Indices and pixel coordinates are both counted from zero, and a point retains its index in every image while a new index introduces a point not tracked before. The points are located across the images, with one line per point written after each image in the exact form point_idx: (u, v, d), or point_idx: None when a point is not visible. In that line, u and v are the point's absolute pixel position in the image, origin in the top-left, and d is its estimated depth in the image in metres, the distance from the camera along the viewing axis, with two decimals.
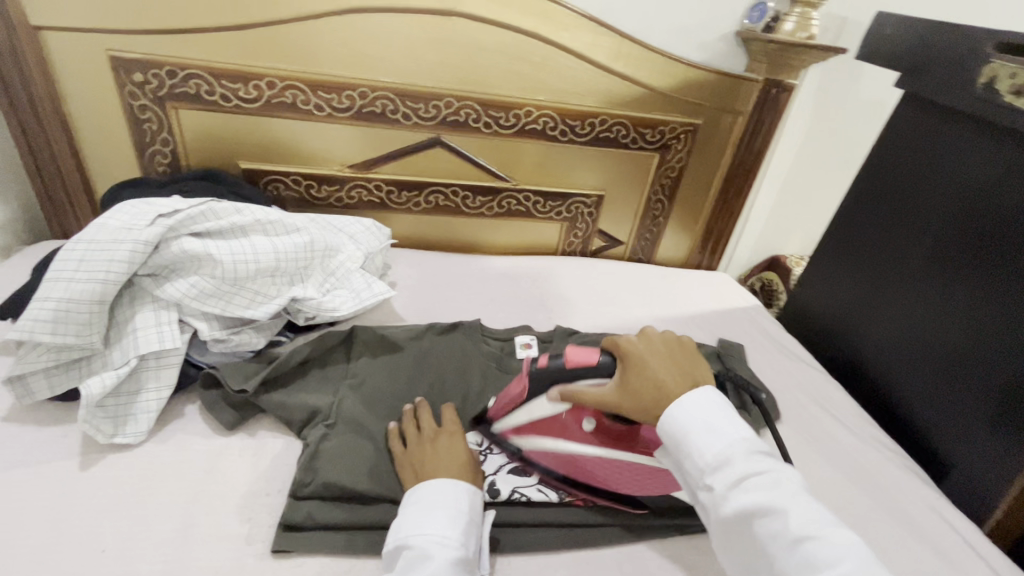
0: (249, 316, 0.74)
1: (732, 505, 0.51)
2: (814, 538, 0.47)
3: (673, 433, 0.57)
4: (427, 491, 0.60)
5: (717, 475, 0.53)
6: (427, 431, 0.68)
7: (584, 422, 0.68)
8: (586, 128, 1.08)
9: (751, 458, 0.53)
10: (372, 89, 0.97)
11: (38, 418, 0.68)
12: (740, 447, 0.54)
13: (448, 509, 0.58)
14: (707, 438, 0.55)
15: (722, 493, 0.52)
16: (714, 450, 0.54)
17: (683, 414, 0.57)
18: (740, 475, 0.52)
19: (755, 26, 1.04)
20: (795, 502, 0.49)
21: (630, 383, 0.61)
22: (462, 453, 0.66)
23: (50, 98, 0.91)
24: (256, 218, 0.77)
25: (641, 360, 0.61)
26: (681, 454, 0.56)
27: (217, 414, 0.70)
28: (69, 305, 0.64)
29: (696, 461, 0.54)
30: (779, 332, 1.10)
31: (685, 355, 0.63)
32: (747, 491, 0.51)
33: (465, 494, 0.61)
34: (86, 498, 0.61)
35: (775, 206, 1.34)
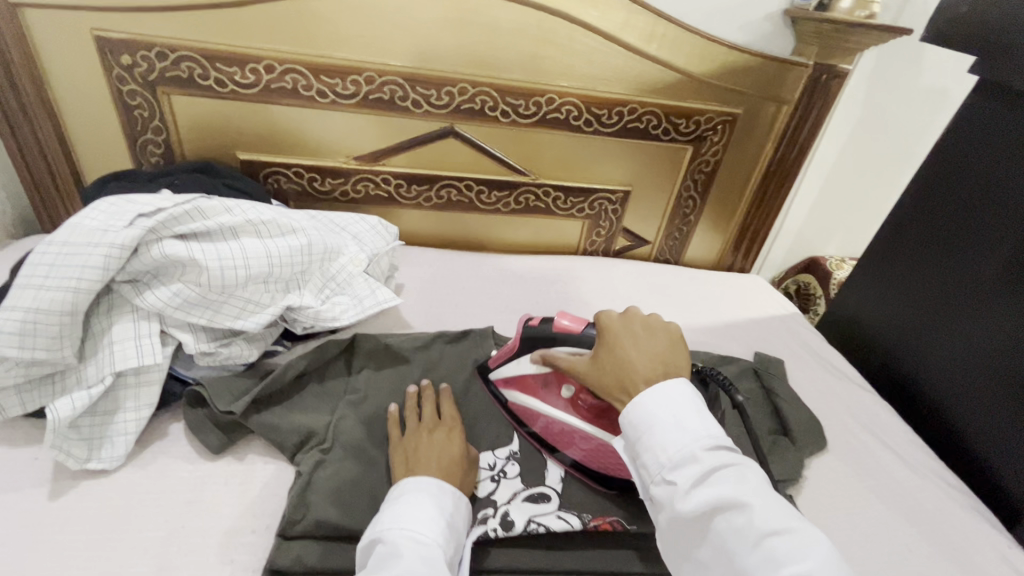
0: (238, 327, 0.67)
1: (693, 502, 0.45)
2: (780, 534, 0.43)
3: (636, 424, 0.51)
4: (407, 486, 0.57)
5: (680, 471, 0.47)
6: (426, 421, 0.66)
7: (564, 389, 0.68)
8: (613, 118, 0.98)
9: (715, 451, 0.48)
10: (380, 73, 0.89)
11: (8, 438, 0.62)
12: (704, 439, 0.48)
13: (429, 508, 0.55)
14: (670, 430, 0.49)
15: (683, 490, 0.46)
16: (678, 443, 0.49)
17: (648, 404, 0.51)
18: (706, 469, 0.47)
19: (808, 4, 0.92)
20: (760, 497, 0.45)
21: (601, 360, 0.58)
22: (456, 447, 0.63)
23: (32, 82, 0.84)
24: (247, 218, 0.69)
25: (617, 339, 0.58)
26: (642, 448, 0.50)
27: (202, 436, 0.63)
28: (37, 317, 0.58)
29: (658, 456, 0.49)
30: (822, 345, 1.01)
31: (672, 347, 0.57)
32: (713, 486, 0.46)
33: (450, 496, 0.57)
34: (53, 534, 0.54)
35: (817, 204, 1.23)
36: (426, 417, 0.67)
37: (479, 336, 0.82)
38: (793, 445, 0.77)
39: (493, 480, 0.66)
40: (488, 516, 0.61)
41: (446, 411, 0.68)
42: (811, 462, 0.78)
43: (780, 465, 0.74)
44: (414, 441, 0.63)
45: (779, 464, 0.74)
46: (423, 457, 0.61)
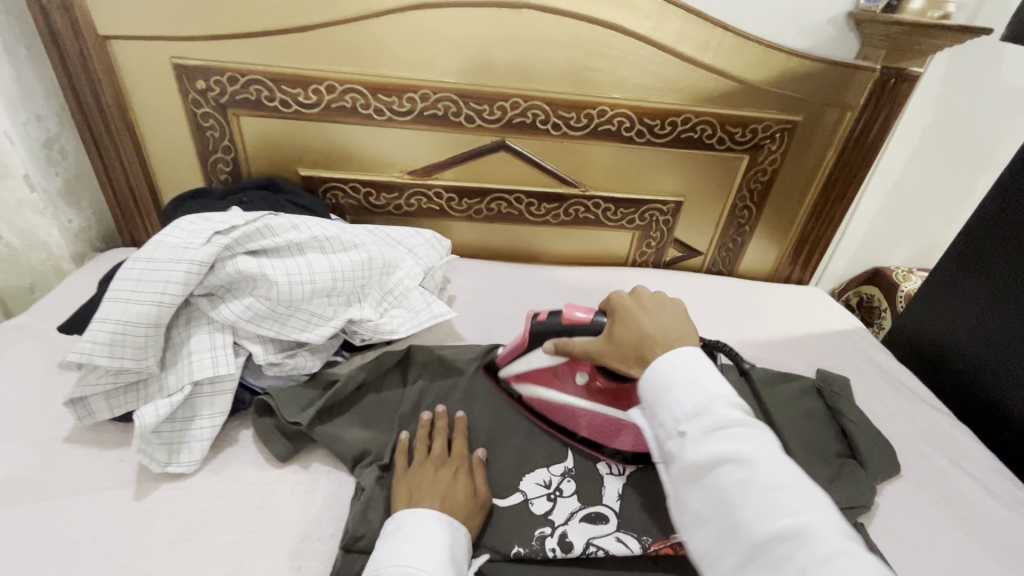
0: (304, 338, 0.70)
1: (703, 452, 0.45)
2: (781, 489, 0.42)
3: (654, 382, 0.51)
4: (406, 519, 0.56)
5: (693, 422, 0.47)
6: (434, 456, 0.65)
7: (578, 376, 0.68)
8: (666, 128, 0.97)
9: (733, 411, 0.47)
10: (434, 90, 0.91)
11: (97, 440, 0.66)
12: (720, 397, 0.48)
13: (430, 542, 0.54)
14: (687, 387, 0.49)
15: (695, 440, 0.46)
16: (694, 399, 0.48)
17: (667, 365, 0.51)
18: (719, 424, 0.46)
19: (874, 6, 0.89)
20: (768, 457, 0.44)
21: (616, 336, 0.58)
22: (461, 485, 0.62)
23: (119, 108, 0.91)
24: (313, 234, 0.72)
25: (626, 312, 0.59)
26: (658, 402, 0.50)
27: (270, 445, 0.66)
28: (125, 329, 0.62)
29: (673, 409, 0.48)
30: (889, 363, 0.96)
31: (680, 315, 0.59)
32: (723, 441, 0.45)
33: (449, 525, 0.56)
34: (139, 533, 0.58)
35: (881, 213, 1.17)
36: (432, 452, 0.66)
37: None
38: (863, 470, 0.73)
39: (550, 499, 0.66)
40: (545, 536, 0.62)
41: (456, 446, 0.67)
42: (883, 489, 0.74)
43: (847, 493, 0.70)
44: (418, 475, 0.62)
45: (846, 491, 0.70)
46: (427, 492, 0.60)
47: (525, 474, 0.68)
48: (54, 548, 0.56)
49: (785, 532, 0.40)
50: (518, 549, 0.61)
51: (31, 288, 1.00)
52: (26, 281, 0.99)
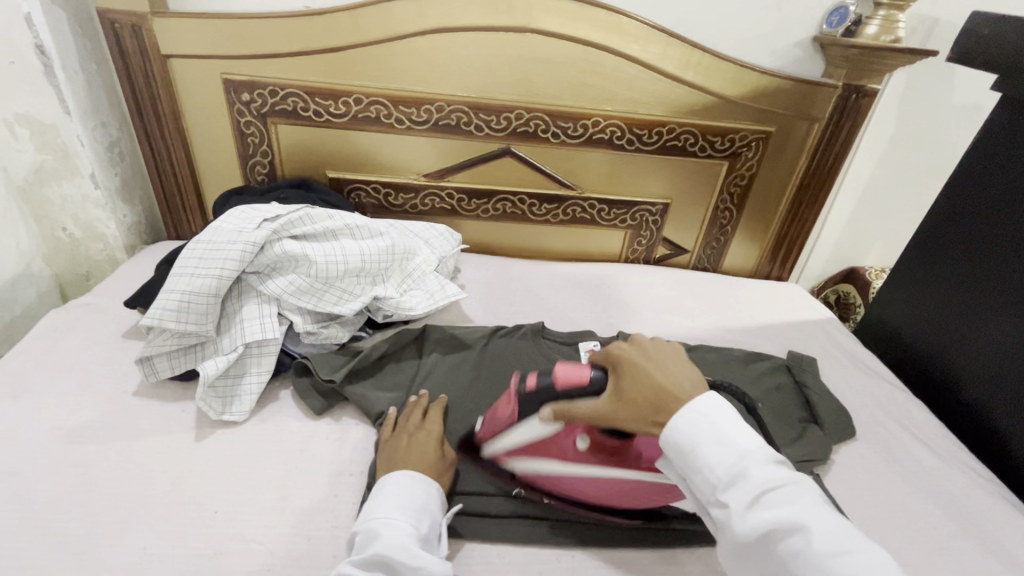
0: (337, 311, 0.81)
1: (751, 524, 0.49)
2: (838, 553, 0.47)
3: (679, 446, 0.56)
4: (383, 483, 0.65)
5: (733, 492, 0.51)
6: (410, 422, 0.74)
7: (577, 441, 0.65)
8: (653, 137, 1.09)
9: (767, 468, 0.52)
10: (448, 103, 1.04)
11: (160, 394, 0.77)
12: (753, 459, 0.52)
13: (405, 496, 0.63)
14: (717, 451, 0.53)
15: (740, 512, 0.50)
16: (726, 464, 0.52)
17: (687, 426, 0.55)
18: (758, 489, 0.51)
19: (835, 31, 1.00)
20: (813, 515, 0.49)
21: (627, 394, 0.59)
22: (432, 450, 0.70)
23: (174, 117, 1.04)
24: (345, 223, 0.85)
25: (638, 365, 0.60)
26: (691, 468, 0.54)
27: (306, 400, 0.77)
28: (190, 297, 0.73)
29: (708, 478, 0.53)
30: (855, 347, 1.06)
31: (681, 362, 0.62)
32: (769, 508, 0.50)
33: (422, 482, 0.65)
34: (201, 466, 0.69)
35: (852, 216, 1.29)
36: (410, 420, 0.74)
37: (529, 331, 0.94)
38: (822, 432, 0.83)
39: None
40: None
41: (429, 415, 0.75)
42: (840, 448, 0.84)
43: (808, 449, 0.80)
44: (397, 440, 0.71)
45: (806, 446, 0.80)
46: (401, 457, 0.68)
47: None
48: (132, 475, 0.67)
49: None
50: (518, 489, 0.71)
51: (87, 275, 1.13)
52: (83, 269, 1.11)
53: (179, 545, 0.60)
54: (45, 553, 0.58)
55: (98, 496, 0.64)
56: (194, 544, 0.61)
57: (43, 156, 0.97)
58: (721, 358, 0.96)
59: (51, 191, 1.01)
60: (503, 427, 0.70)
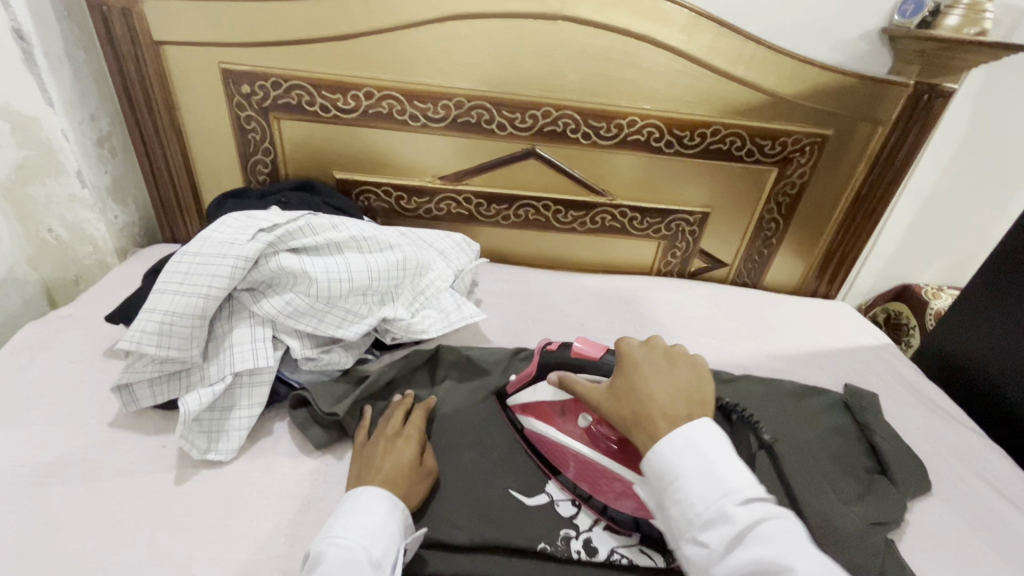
0: (339, 335, 0.72)
1: (730, 567, 0.43)
2: None
3: (659, 473, 0.50)
4: (348, 497, 0.59)
5: (712, 531, 0.46)
6: (389, 426, 0.67)
7: (581, 418, 0.65)
8: (695, 139, 0.98)
9: (751, 507, 0.46)
10: (468, 98, 0.93)
11: (140, 426, 0.68)
12: (733, 495, 0.47)
13: (364, 514, 0.56)
14: (699, 484, 0.48)
15: (717, 553, 0.45)
16: (706, 499, 0.47)
17: (667, 452, 0.50)
18: (739, 530, 0.45)
19: (909, 21, 0.89)
20: (802, 561, 0.42)
21: (616, 390, 0.57)
22: (409, 456, 0.63)
23: (168, 109, 0.95)
24: (350, 234, 0.75)
25: (638, 366, 0.57)
26: (670, 500, 0.49)
27: (307, 431, 0.68)
28: (173, 319, 0.64)
29: (687, 512, 0.47)
30: (919, 379, 0.95)
31: (695, 379, 0.56)
32: (750, 547, 0.44)
33: (386, 500, 0.57)
34: (179, 515, 0.60)
35: (910, 230, 1.16)
36: (389, 426, 0.67)
37: None
38: (893, 486, 0.72)
39: (574, 503, 0.66)
40: (570, 538, 0.62)
41: (410, 421, 0.68)
42: (913, 506, 0.73)
43: (875, 508, 0.69)
44: (371, 447, 0.64)
45: (874, 507, 0.69)
46: (373, 466, 0.62)
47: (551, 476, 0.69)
48: (99, 526, 0.58)
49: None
50: (543, 545, 0.61)
51: (76, 280, 1.04)
52: (72, 274, 1.03)
53: None
54: None
55: (57, 553, 0.55)
56: None
57: (25, 151, 0.89)
58: (770, 391, 0.85)
59: (34, 190, 0.93)
60: (522, 384, 0.71)
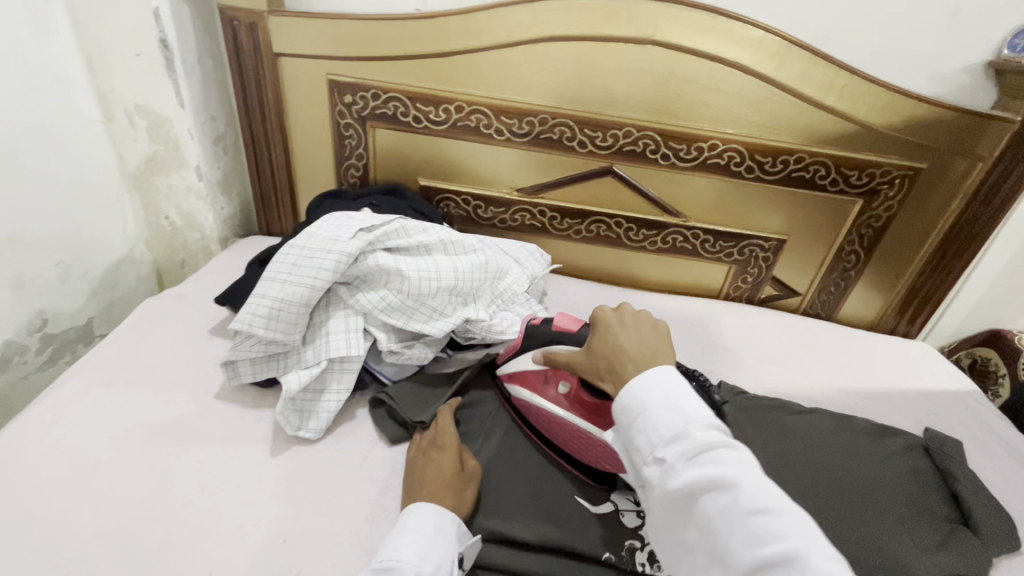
0: (425, 331, 0.77)
1: (682, 481, 0.47)
2: (765, 511, 0.43)
3: (629, 409, 0.53)
4: (401, 518, 0.60)
5: (669, 450, 0.48)
6: (424, 441, 0.69)
7: (560, 386, 0.70)
8: (777, 166, 0.97)
9: (713, 433, 0.49)
10: (553, 115, 0.97)
11: (240, 399, 0.75)
12: (695, 421, 0.49)
13: (414, 534, 0.57)
14: (662, 413, 0.51)
15: (673, 471, 0.48)
16: (666, 425, 0.50)
17: (641, 390, 0.53)
18: (696, 450, 0.47)
19: (1019, 56, 0.85)
20: (751, 479, 0.45)
21: (593, 349, 0.61)
22: (448, 464, 0.65)
23: (278, 113, 1.04)
24: (440, 238, 0.81)
25: (608, 327, 0.61)
26: (636, 430, 0.52)
27: (384, 427, 0.73)
28: (281, 306, 0.71)
29: (649, 437, 0.50)
30: (1008, 431, 0.90)
31: (659, 333, 0.60)
32: (704, 465, 0.46)
33: (432, 515, 0.59)
34: (273, 484, 0.65)
35: (1005, 273, 1.09)
36: (425, 437, 0.70)
37: None
38: (976, 539, 0.69)
39: (639, 515, 0.67)
40: (635, 549, 0.64)
41: (440, 428, 0.70)
42: (998, 562, 0.69)
43: (958, 562, 0.66)
44: (413, 461, 0.67)
45: (956, 557, 0.67)
46: (419, 480, 0.64)
47: (617, 487, 0.70)
48: (206, 486, 0.64)
49: (771, 557, 0.41)
50: (609, 555, 0.63)
51: (183, 262, 1.15)
52: (179, 257, 1.14)
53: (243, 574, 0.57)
54: (116, 563, 0.56)
55: (170, 505, 0.62)
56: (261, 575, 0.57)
57: (156, 146, 1.00)
58: (845, 429, 0.82)
59: (158, 180, 1.04)
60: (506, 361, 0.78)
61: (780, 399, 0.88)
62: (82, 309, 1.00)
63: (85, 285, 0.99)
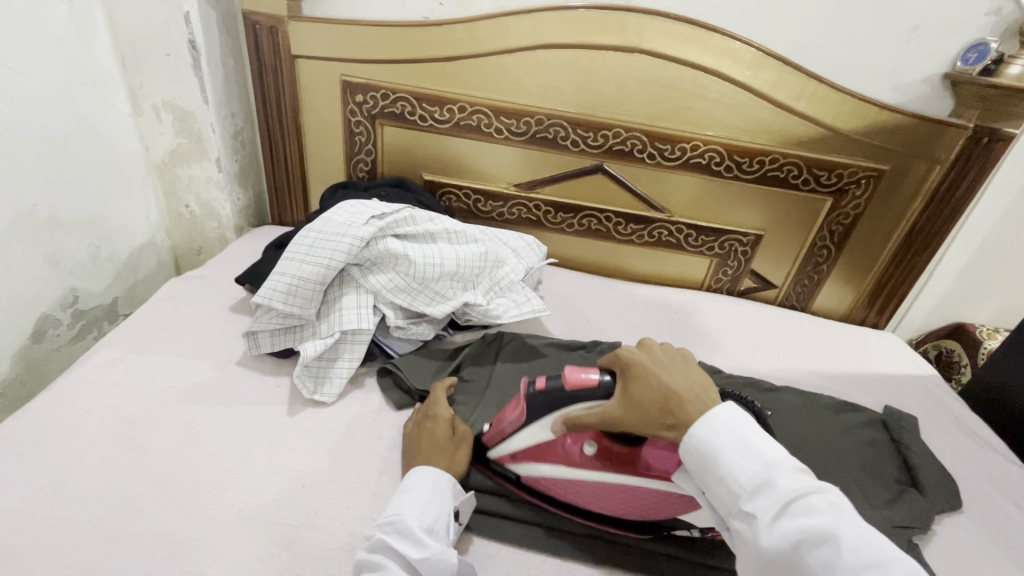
0: (429, 311, 0.85)
1: (778, 535, 0.48)
2: (873, 564, 0.44)
3: (703, 456, 0.54)
4: (402, 480, 0.66)
5: (759, 502, 0.50)
6: (418, 415, 0.75)
7: (585, 446, 0.66)
8: (754, 166, 1.06)
9: (798, 479, 0.50)
10: (548, 116, 1.05)
11: (260, 367, 0.83)
12: (777, 467, 0.51)
13: (413, 493, 0.63)
14: (741, 460, 0.52)
15: (766, 524, 0.49)
16: (749, 472, 0.51)
17: (711, 434, 0.54)
18: (786, 499, 0.49)
19: (970, 69, 0.94)
20: (847, 527, 0.46)
21: (634, 396, 0.59)
22: (441, 431, 0.72)
23: (293, 110, 1.12)
24: (444, 227, 0.89)
25: (645, 369, 0.60)
26: (716, 478, 0.53)
27: (390, 394, 0.80)
28: (299, 282, 0.78)
29: (733, 486, 0.52)
30: (962, 409, 0.98)
31: (689, 366, 0.62)
32: (796, 518, 0.48)
33: (428, 475, 0.65)
34: (291, 439, 0.73)
35: (966, 268, 1.18)
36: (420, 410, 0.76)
37: (609, 347, 0.91)
38: (923, 497, 0.77)
39: None
40: None
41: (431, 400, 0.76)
42: (943, 519, 0.77)
43: (906, 516, 0.74)
44: (408, 434, 0.73)
45: (904, 511, 0.74)
46: (415, 447, 0.70)
47: None
48: (233, 438, 0.71)
49: None
50: None
51: (199, 249, 1.22)
52: (196, 244, 1.21)
53: (268, 512, 0.64)
54: (155, 500, 0.63)
55: (201, 454, 0.69)
56: (283, 513, 0.64)
57: (180, 138, 1.08)
58: (811, 403, 0.90)
59: (181, 170, 1.11)
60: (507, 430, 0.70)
61: (752, 378, 0.96)
62: (108, 289, 1.07)
63: (111, 266, 1.07)
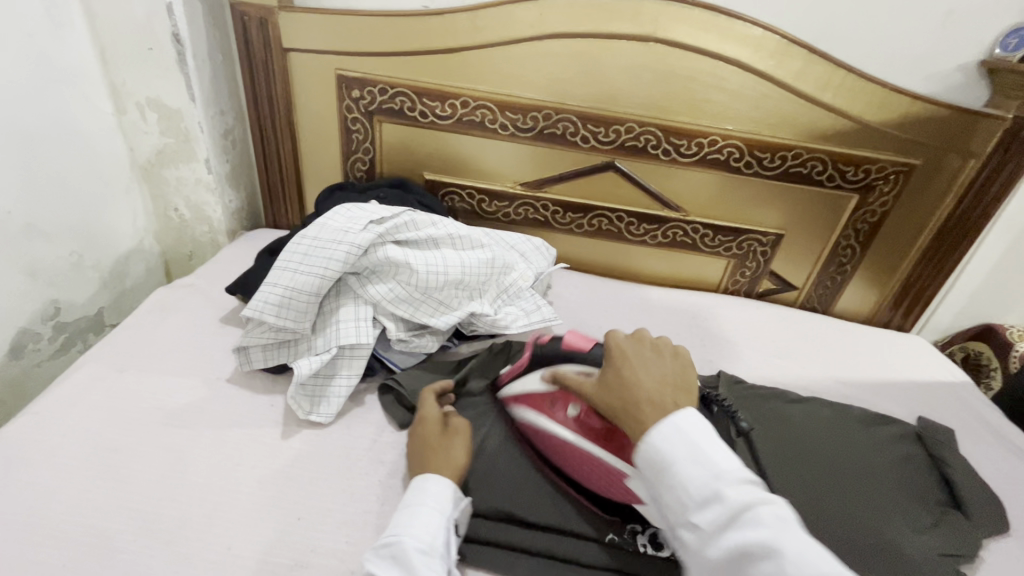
0: (432, 322, 0.79)
1: (719, 547, 0.46)
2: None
3: (654, 463, 0.53)
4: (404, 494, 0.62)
5: (704, 513, 0.48)
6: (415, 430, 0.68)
7: (569, 408, 0.67)
8: (776, 162, 0.99)
9: (743, 490, 0.48)
10: (557, 110, 0.99)
11: (251, 385, 0.77)
12: (725, 477, 0.49)
13: (411, 509, 0.58)
14: (691, 469, 0.50)
15: (710, 534, 0.47)
16: (698, 482, 0.49)
17: (662, 441, 0.53)
18: (733, 510, 0.47)
19: (1011, 55, 0.87)
20: (788, 538, 0.44)
21: (606, 381, 0.61)
22: (448, 452, 0.66)
23: (286, 107, 1.06)
24: (448, 232, 0.83)
25: (626, 358, 0.61)
26: (664, 487, 0.51)
27: (392, 412, 0.75)
28: (292, 294, 0.73)
29: (680, 496, 0.50)
30: (999, 420, 0.92)
31: (679, 366, 0.62)
32: (739, 529, 0.46)
33: (428, 486, 0.61)
34: (286, 466, 0.67)
35: (998, 267, 1.12)
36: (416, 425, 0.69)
37: None
38: (967, 520, 0.72)
39: None
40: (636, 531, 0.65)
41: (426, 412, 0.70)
42: (987, 544, 0.72)
43: (949, 542, 0.69)
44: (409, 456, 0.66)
45: (948, 537, 0.69)
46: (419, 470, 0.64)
47: None
48: (222, 466, 0.66)
49: None
50: (611, 536, 0.64)
51: (190, 254, 1.17)
52: (187, 249, 1.16)
53: (260, 549, 0.59)
54: (136, 539, 0.58)
55: (188, 484, 0.64)
56: (278, 550, 0.59)
57: (166, 138, 1.02)
58: (842, 416, 0.84)
59: (168, 172, 1.06)
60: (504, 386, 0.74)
61: (777, 388, 0.90)
62: (94, 299, 1.01)
63: (96, 275, 1.01)
